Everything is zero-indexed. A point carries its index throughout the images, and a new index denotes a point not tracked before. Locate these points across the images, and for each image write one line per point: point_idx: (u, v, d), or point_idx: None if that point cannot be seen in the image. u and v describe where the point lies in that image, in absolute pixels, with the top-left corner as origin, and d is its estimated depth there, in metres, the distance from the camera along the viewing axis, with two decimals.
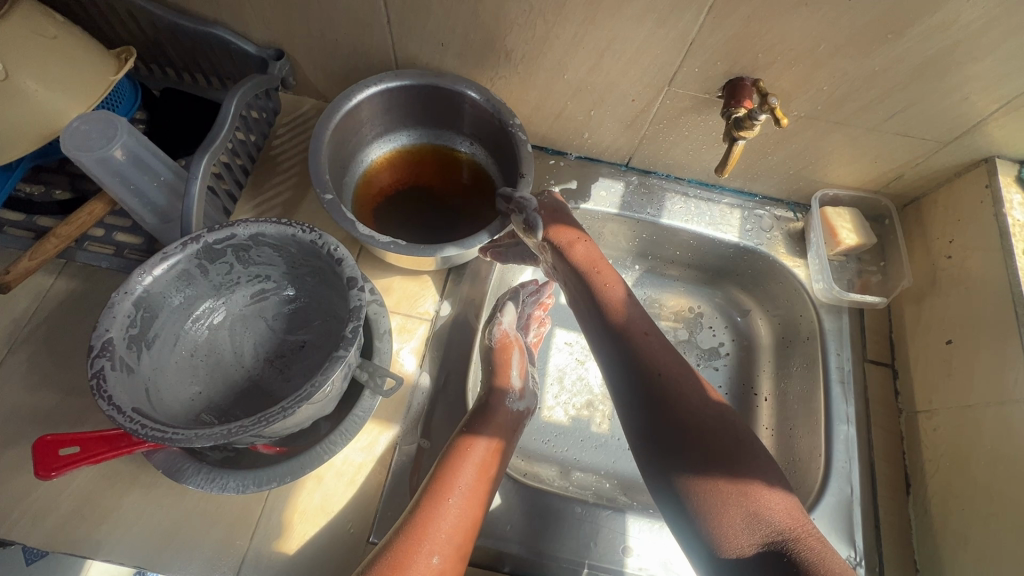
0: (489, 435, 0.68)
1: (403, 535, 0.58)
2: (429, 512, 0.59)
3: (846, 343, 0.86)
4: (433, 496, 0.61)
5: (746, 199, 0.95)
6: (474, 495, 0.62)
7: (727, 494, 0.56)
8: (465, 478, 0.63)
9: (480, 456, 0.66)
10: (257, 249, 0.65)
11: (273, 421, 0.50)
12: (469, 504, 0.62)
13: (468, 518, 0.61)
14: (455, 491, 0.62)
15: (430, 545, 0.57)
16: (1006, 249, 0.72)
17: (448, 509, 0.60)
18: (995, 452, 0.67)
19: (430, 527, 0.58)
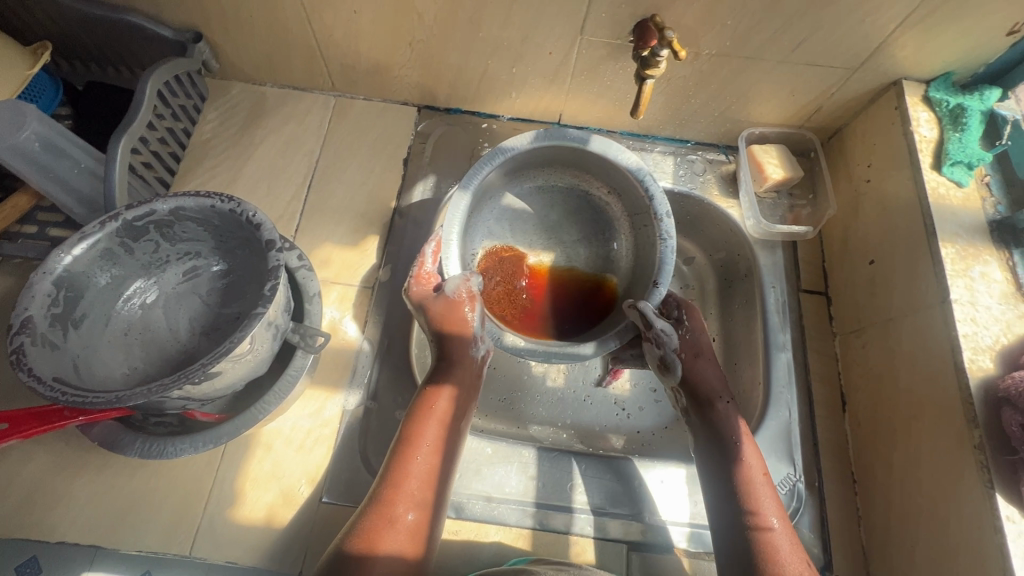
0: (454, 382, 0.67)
1: (377, 495, 0.59)
2: (402, 471, 0.60)
3: (780, 276, 0.88)
4: (399, 454, 0.61)
5: (678, 145, 0.97)
6: (441, 447, 0.63)
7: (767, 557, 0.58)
8: (432, 432, 0.63)
9: (446, 406, 0.65)
10: (181, 225, 0.66)
11: (193, 377, 0.51)
12: (438, 458, 0.63)
13: (439, 471, 0.62)
14: (422, 445, 0.62)
15: (404, 504, 0.58)
16: (914, 166, 0.74)
17: (417, 465, 0.61)
18: (912, 358, 0.70)
19: (400, 490, 0.59)
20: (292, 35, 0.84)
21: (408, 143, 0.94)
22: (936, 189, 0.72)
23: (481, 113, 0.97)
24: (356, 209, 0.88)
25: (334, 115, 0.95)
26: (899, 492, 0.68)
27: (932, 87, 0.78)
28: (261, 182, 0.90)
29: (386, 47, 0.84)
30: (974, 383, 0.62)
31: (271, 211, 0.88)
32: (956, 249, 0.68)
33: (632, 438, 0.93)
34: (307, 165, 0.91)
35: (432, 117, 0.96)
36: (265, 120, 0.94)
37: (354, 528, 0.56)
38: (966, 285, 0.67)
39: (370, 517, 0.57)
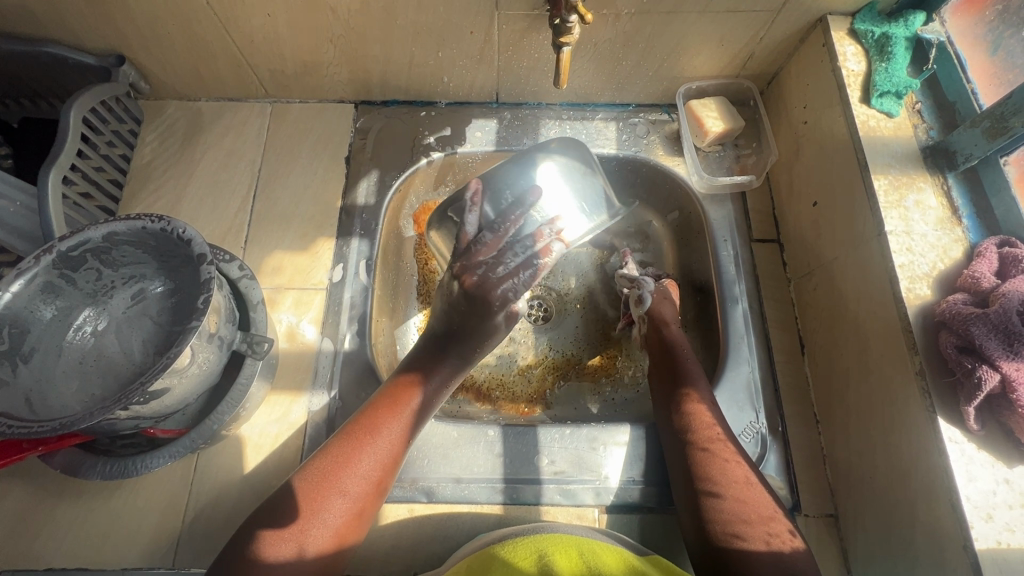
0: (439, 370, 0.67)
1: (318, 466, 0.59)
2: (358, 450, 0.60)
3: (730, 228, 0.88)
4: (360, 434, 0.61)
5: (620, 110, 0.96)
6: (409, 434, 0.64)
7: (733, 501, 0.61)
8: (403, 419, 0.63)
9: (423, 391, 0.66)
10: (119, 249, 0.67)
11: (133, 396, 0.52)
12: (404, 445, 0.63)
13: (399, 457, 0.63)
14: (388, 433, 0.62)
15: (354, 479, 0.59)
16: (843, 102, 0.74)
17: (377, 449, 0.61)
18: (857, 295, 0.70)
19: (361, 469, 0.60)
20: (214, 46, 0.83)
21: (349, 141, 0.94)
22: (866, 122, 0.71)
23: (418, 102, 0.96)
24: (302, 213, 0.88)
25: (272, 122, 0.94)
26: (856, 426, 0.69)
27: (858, 19, 0.76)
28: (206, 197, 0.90)
29: (308, 46, 0.83)
30: (913, 311, 0.62)
31: (218, 225, 0.88)
32: (889, 180, 0.68)
33: (606, 406, 0.90)
34: (249, 174, 0.91)
35: (370, 111, 0.96)
36: (204, 135, 0.93)
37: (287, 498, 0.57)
38: (900, 215, 0.66)
39: (310, 491, 0.57)
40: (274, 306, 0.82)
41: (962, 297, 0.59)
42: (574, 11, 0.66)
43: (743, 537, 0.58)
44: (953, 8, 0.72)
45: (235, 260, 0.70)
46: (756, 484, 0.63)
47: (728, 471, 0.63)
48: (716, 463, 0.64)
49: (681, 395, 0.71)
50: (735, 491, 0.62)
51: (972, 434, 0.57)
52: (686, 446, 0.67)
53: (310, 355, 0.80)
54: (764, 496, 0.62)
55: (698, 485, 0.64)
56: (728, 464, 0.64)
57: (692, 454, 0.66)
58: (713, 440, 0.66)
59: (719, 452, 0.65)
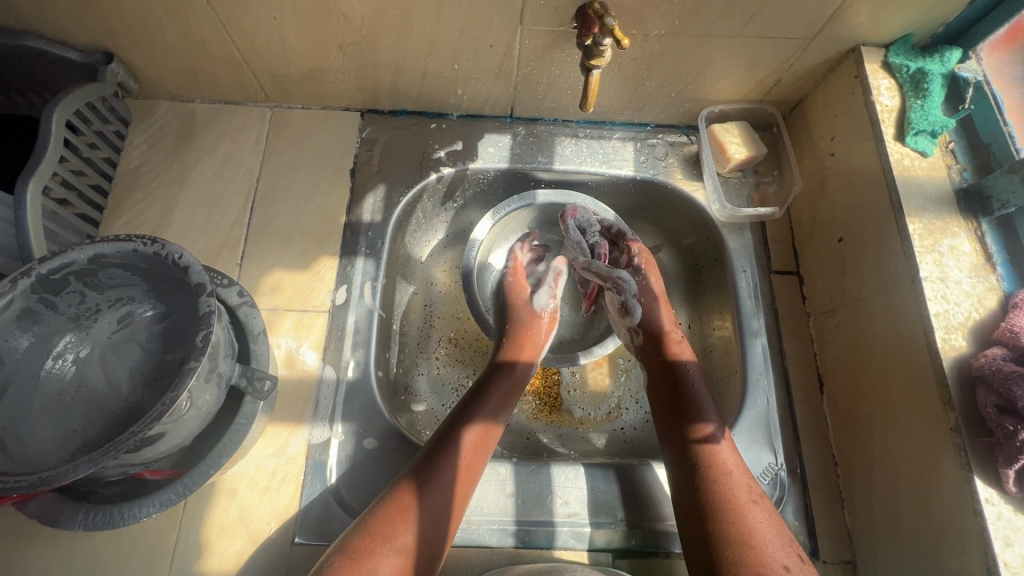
0: (481, 421, 0.69)
1: (362, 533, 0.59)
2: (401, 514, 0.60)
3: (750, 258, 0.85)
4: (404, 496, 0.62)
5: (638, 130, 0.93)
6: (448, 494, 0.63)
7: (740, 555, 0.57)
8: (441, 481, 0.63)
9: (462, 454, 0.66)
10: (105, 271, 0.61)
11: (124, 448, 0.47)
12: (441, 510, 0.62)
13: (440, 523, 0.62)
14: (422, 495, 0.62)
15: (393, 544, 0.58)
16: (877, 138, 0.72)
17: (413, 514, 0.60)
18: (885, 339, 0.68)
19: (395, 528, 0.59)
20: (212, 46, 0.77)
21: (354, 152, 0.88)
22: (901, 161, 0.69)
23: (428, 113, 0.91)
24: (304, 229, 0.83)
25: (271, 128, 0.89)
26: (880, 475, 0.67)
27: (891, 52, 0.74)
28: (199, 208, 0.84)
29: (316, 52, 0.78)
30: (948, 363, 0.60)
31: (213, 239, 0.82)
32: (923, 224, 0.66)
33: (614, 436, 0.91)
34: (247, 185, 0.85)
35: (377, 121, 0.91)
36: (198, 140, 0.87)
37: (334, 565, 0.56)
38: (936, 261, 0.65)
39: (354, 562, 0.56)
40: (272, 329, 0.77)
41: (1001, 352, 0.57)
42: (598, 35, 0.65)
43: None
44: (989, 46, 0.70)
45: (234, 286, 0.65)
46: (762, 520, 0.61)
47: (731, 509, 0.61)
48: (718, 499, 0.62)
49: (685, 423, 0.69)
50: (737, 531, 0.59)
51: (1009, 495, 0.56)
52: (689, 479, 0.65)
53: (311, 383, 0.75)
54: (767, 534, 0.59)
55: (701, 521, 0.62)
56: (734, 502, 0.62)
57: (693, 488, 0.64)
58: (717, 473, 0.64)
59: (722, 488, 0.63)
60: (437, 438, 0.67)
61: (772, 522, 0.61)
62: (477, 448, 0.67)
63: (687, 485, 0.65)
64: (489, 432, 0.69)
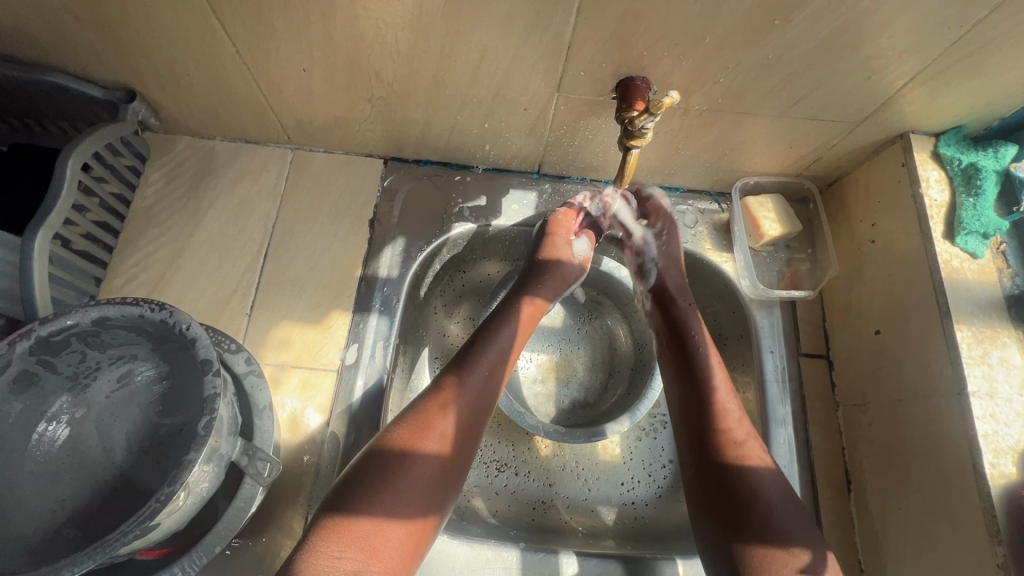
0: (481, 385, 0.63)
1: (345, 498, 0.54)
2: (385, 477, 0.55)
3: (778, 338, 0.82)
4: (393, 460, 0.56)
5: (667, 194, 0.90)
6: (438, 460, 0.57)
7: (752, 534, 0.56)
8: (432, 443, 0.57)
9: (469, 400, 0.62)
10: (109, 332, 0.58)
11: (111, 550, 0.44)
12: (434, 473, 0.57)
13: (433, 487, 0.57)
14: (432, 435, 0.58)
15: (385, 512, 0.53)
16: (924, 233, 0.69)
17: (427, 453, 0.57)
18: (925, 449, 0.64)
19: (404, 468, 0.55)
20: (238, 91, 0.75)
21: (375, 201, 0.86)
22: (950, 261, 0.66)
23: (453, 163, 0.89)
24: (317, 281, 0.80)
25: (291, 171, 0.86)
26: None
27: (942, 142, 0.72)
28: (212, 252, 0.81)
29: (344, 103, 0.76)
30: (996, 492, 0.57)
31: (223, 285, 0.79)
32: (972, 332, 0.63)
33: (626, 513, 0.85)
34: (262, 230, 0.83)
35: (400, 170, 0.88)
36: (216, 180, 0.85)
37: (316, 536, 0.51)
38: (984, 373, 0.61)
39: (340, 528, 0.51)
40: (278, 387, 0.74)
41: None
42: (654, 104, 0.61)
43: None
44: None
45: (242, 352, 0.62)
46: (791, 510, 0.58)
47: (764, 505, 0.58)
48: (748, 497, 0.58)
49: (710, 421, 0.64)
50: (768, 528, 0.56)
51: None
52: (714, 484, 0.61)
53: (313, 448, 0.71)
54: (801, 525, 0.57)
55: (729, 526, 0.58)
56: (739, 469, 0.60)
57: (718, 490, 0.60)
58: (742, 467, 0.60)
59: (751, 484, 0.59)
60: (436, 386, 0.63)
61: (802, 513, 0.58)
62: (474, 409, 0.62)
63: (703, 471, 0.63)
64: (489, 389, 0.64)
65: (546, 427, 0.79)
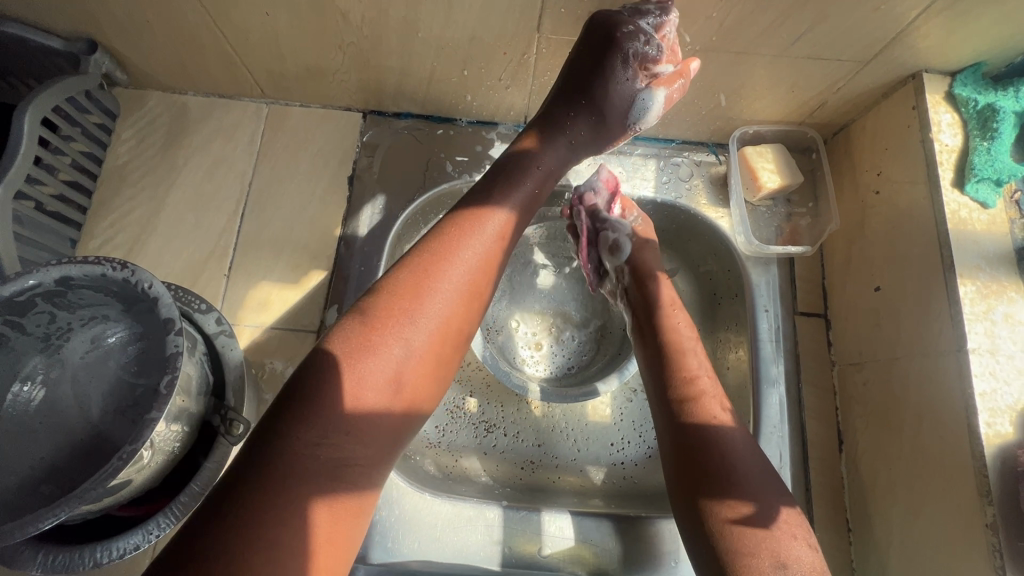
0: (442, 303, 0.52)
1: (272, 452, 0.44)
2: (298, 460, 0.44)
3: (773, 296, 0.78)
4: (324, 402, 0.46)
5: (662, 145, 0.85)
6: (383, 395, 0.48)
7: (721, 501, 0.55)
8: (374, 376, 0.48)
9: (426, 325, 0.51)
10: (75, 293, 0.56)
11: (74, 506, 0.44)
12: (364, 443, 0.47)
13: (372, 441, 0.47)
14: (374, 368, 0.48)
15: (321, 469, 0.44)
16: (932, 180, 0.64)
17: (365, 389, 0.47)
18: (920, 409, 0.61)
19: (338, 412, 0.46)
20: (202, 40, 0.71)
21: (354, 157, 0.82)
22: (957, 212, 0.62)
23: (435, 117, 0.85)
24: (296, 240, 0.78)
25: (267, 127, 0.83)
26: (899, 554, 0.62)
27: (958, 81, 0.66)
28: (188, 212, 0.79)
29: (312, 50, 0.71)
30: (990, 451, 0.54)
31: (201, 245, 0.77)
32: (977, 286, 0.59)
33: (615, 473, 0.84)
34: (238, 188, 0.80)
35: (380, 124, 0.84)
36: (190, 137, 0.82)
37: (200, 547, 0.39)
38: (986, 330, 0.58)
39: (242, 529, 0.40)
40: (257, 348, 0.73)
41: None
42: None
43: (740, 550, 0.52)
44: None
45: (212, 312, 0.61)
46: (755, 469, 0.57)
47: (723, 465, 0.57)
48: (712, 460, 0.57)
49: (676, 383, 0.64)
50: (725, 490, 0.56)
51: None
52: (684, 451, 0.60)
53: None
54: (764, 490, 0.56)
55: (690, 488, 0.58)
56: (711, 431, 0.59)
57: (687, 451, 0.59)
58: (709, 427, 0.60)
59: (714, 442, 0.59)
60: (380, 300, 0.51)
61: (764, 475, 0.57)
62: (429, 338, 0.51)
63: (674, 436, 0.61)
64: (454, 315, 0.53)
65: (532, 388, 0.78)
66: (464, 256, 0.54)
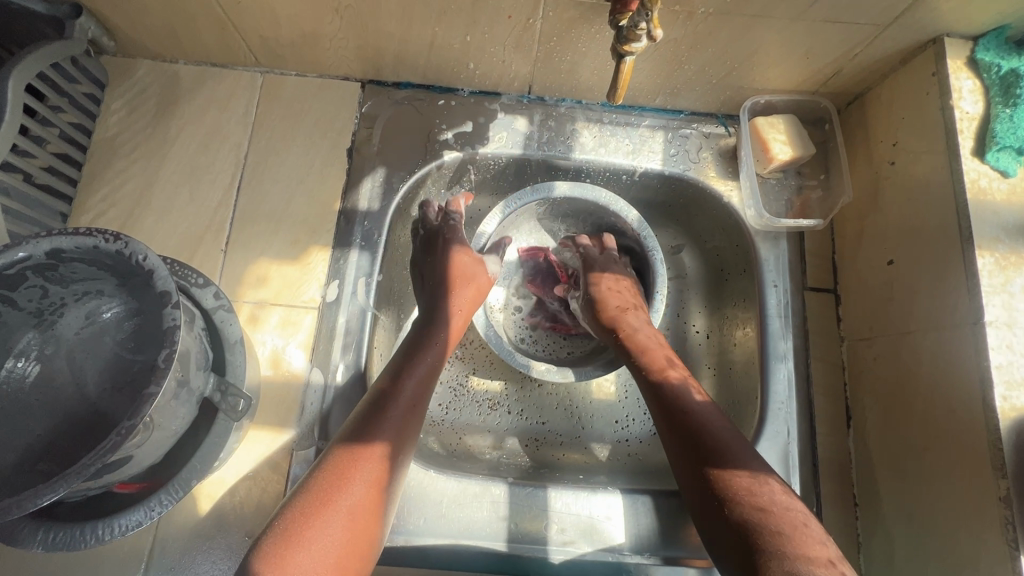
0: (413, 379, 0.62)
1: (288, 514, 0.50)
2: (309, 518, 0.50)
3: (783, 271, 0.77)
4: (329, 468, 0.53)
5: (670, 117, 0.83)
6: (377, 456, 0.55)
7: (739, 492, 0.52)
8: (371, 447, 0.55)
9: (404, 399, 0.60)
10: (68, 266, 0.54)
11: (73, 483, 0.43)
12: (358, 514, 0.52)
13: (370, 491, 0.53)
14: (370, 449, 0.55)
15: (331, 517, 0.50)
16: (951, 149, 0.62)
17: (364, 458, 0.54)
18: (932, 383, 0.60)
19: (341, 474, 0.53)
20: (192, 4, 0.68)
21: (353, 129, 0.80)
22: (976, 181, 0.60)
23: (436, 87, 0.82)
24: (294, 214, 0.76)
25: (262, 97, 0.80)
26: (907, 528, 0.62)
27: (980, 46, 0.63)
28: (182, 185, 0.76)
29: (308, 15, 0.68)
30: (1005, 424, 0.54)
31: (197, 220, 0.75)
32: (995, 258, 0.58)
33: (619, 450, 0.84)
34: (234, 161, 0.78)
35: (379, 94, 0.81)
36: (182, 108, 0.79)
37: None
38: (1004, 303, 0.57)
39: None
40: (257, 324, 0.71)
41: None
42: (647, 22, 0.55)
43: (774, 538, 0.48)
44: None
45: (210, 287, 0.59)
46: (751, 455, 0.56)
47: (708, 447, 0.56)
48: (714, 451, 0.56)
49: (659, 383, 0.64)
50: (717, 475, 0.54)
51: None
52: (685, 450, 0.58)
53: (297, 386, 0.70)
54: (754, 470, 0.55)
55: (697, 483, 0.55)
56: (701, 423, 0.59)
57: (685, 449, 0.58)
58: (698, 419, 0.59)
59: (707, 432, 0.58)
60: (371, 399, 0.60)
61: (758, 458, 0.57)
62: (410, 412, 0.60)
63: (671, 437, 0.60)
64: (424, 390, 0.63)
65: (536, 367, 0.77)
66: (436, 339, 0.67)
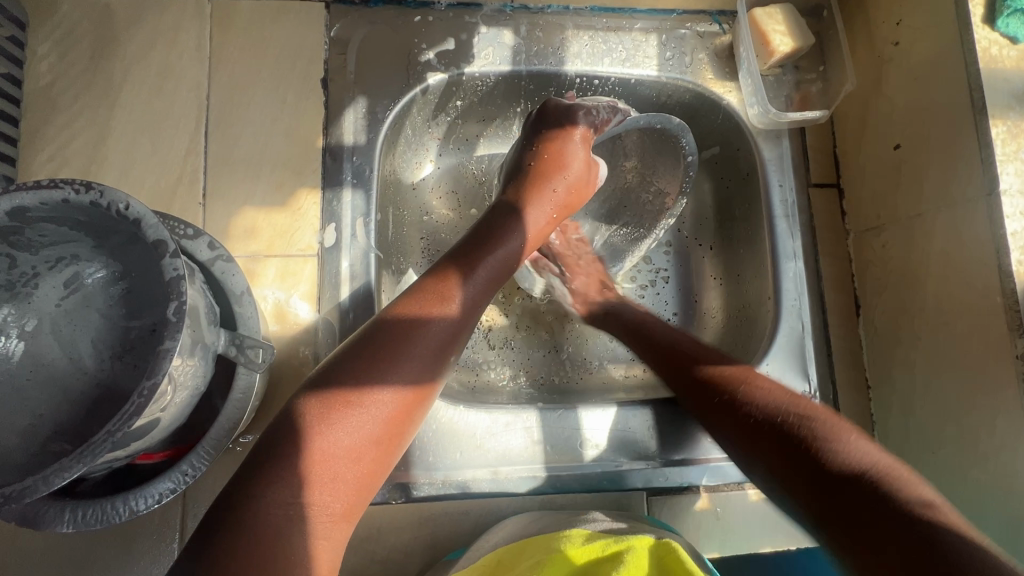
0: (479, 277, 0.55)
1: (313, 402, 0.46)
2: (334, 422, 0.45)
3: (789, 170, 0.76)
4: (369, 360, 0.48)
5: (662, 18, 0.79)
6: (421, 366, 0.49)
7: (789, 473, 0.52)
8: (417, 351, 0.49)
9: (465, 302, 0.53)
10: (34, 227, 0.48)
11: (101, 452, 0.39)
12: (389, 419, 0.48)
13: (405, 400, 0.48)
14: (413, 351, 0.49)
15: (359, 425, 0.46)
16: (960, 20, 0.61)
17: (408, 361, 0.49)
18: (948, 258, 0.62)
19: (378, 375, 0.47)
20: None
21: (323, 56, 0.72)
22: (988, 50, 0.59)
23: (410, 2, 0.75)
24: (274, 156, 0.69)
25: (215, 27, 0.71)
26: (922, 398, 0.65)
27: None
28: (141, 136, 0.68)
29: None
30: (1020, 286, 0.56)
31: (165, 172, 0.68)
32: (1007, 126, 0.58)
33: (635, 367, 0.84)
34: (195, 102, 0.69)
35: (348, 14, 0.73)
36: (124, 46, 0.69)
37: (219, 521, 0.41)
38: (1016, 170, 0.57)
39: (270, 496, 0.42)
40: (254, 279, 0.67)
41: None
42: None
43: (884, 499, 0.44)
44: None
45: (202, 237, 0.54)
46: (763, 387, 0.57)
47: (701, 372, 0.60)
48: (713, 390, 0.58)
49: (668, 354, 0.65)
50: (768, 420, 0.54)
51: None
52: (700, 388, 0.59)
53: (308, 339, 0.66)
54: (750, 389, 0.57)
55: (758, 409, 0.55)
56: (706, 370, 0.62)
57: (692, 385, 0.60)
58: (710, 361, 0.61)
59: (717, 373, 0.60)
60: (419, 286, 0.53)
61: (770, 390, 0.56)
62: (466, 316, 0.53)
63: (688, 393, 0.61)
64: (486, 291, 0.56)
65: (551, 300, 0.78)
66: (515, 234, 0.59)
